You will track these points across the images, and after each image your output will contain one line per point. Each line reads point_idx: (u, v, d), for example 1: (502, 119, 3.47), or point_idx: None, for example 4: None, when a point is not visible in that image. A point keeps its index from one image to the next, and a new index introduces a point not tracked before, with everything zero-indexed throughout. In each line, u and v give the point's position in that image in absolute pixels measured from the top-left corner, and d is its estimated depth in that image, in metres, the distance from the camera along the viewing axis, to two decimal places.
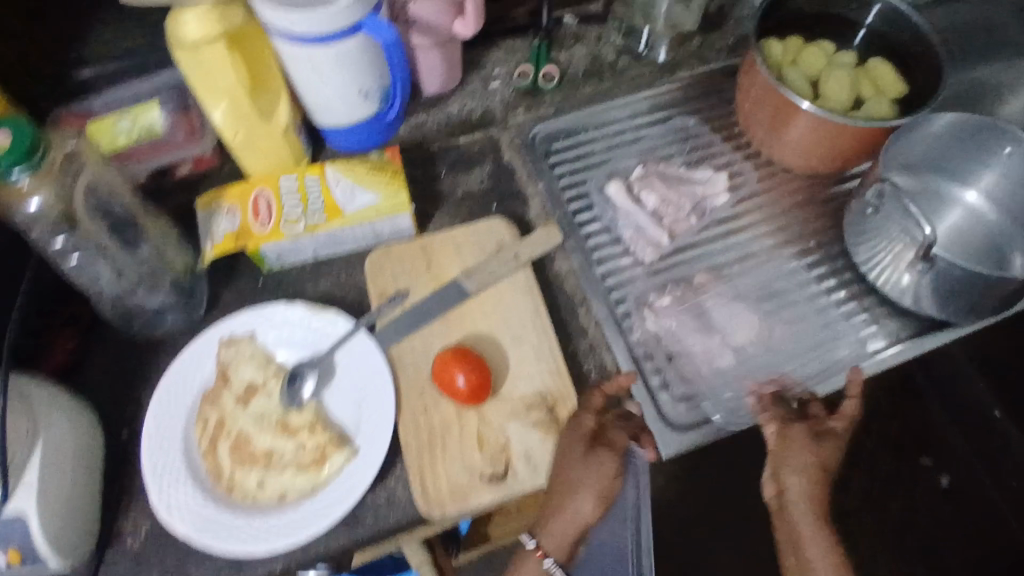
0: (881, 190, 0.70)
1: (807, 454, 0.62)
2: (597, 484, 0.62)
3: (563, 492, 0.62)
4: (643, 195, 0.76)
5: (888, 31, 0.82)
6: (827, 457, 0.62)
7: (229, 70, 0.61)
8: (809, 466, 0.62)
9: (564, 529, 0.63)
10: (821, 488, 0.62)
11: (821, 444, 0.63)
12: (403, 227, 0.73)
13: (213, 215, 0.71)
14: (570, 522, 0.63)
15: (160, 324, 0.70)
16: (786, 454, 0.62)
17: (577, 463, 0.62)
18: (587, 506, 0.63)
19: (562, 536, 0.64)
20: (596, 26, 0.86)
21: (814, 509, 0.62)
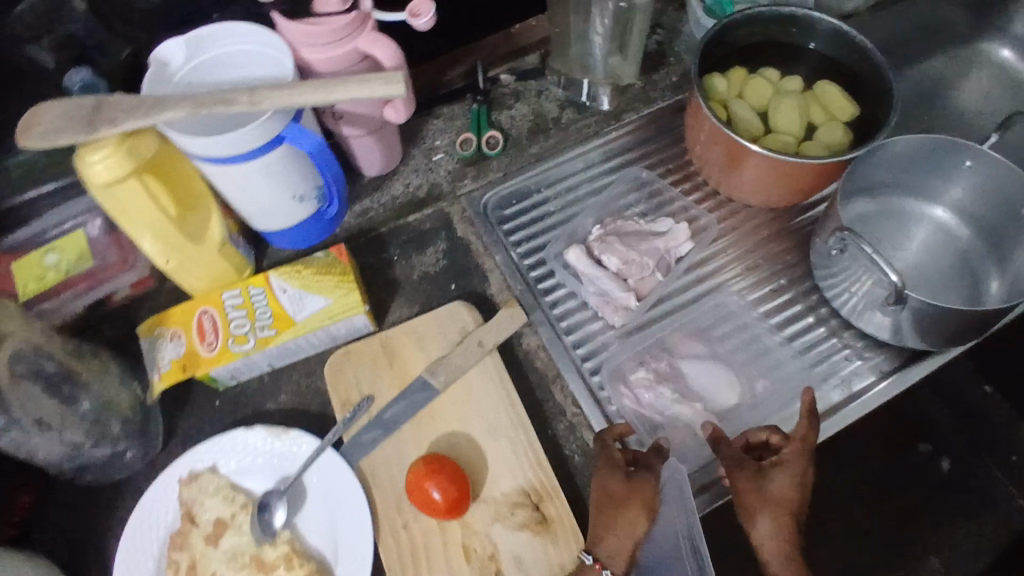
0: (841, 238, 0.67)
1: (762, 498, 0.60)
2: (644, 494, 0.59)
3: (618, 510, 0.59)
4: (604, 256, 0.73)
5: (834, 52, 0.79)
6: (786, 495, 0.59)
7: (149, 202, 0.57)
8: (766, 508, 0.59)
9: (624, 537, 0.58)
10: (790, 529, 0.59)
11: (777, 483, 0.60)
12: (359, 325, 0.69)
13: (156, 342, 0.67)
14: (628, 531, 0.58)
15: (117, 466, 0.66)
16: (747, 500, 0.60)
17: (621, 482, 0.60)
18: (643, 521, 0.59)
19: (620, 542, 0.58)
20: (535, 80, 0.83)
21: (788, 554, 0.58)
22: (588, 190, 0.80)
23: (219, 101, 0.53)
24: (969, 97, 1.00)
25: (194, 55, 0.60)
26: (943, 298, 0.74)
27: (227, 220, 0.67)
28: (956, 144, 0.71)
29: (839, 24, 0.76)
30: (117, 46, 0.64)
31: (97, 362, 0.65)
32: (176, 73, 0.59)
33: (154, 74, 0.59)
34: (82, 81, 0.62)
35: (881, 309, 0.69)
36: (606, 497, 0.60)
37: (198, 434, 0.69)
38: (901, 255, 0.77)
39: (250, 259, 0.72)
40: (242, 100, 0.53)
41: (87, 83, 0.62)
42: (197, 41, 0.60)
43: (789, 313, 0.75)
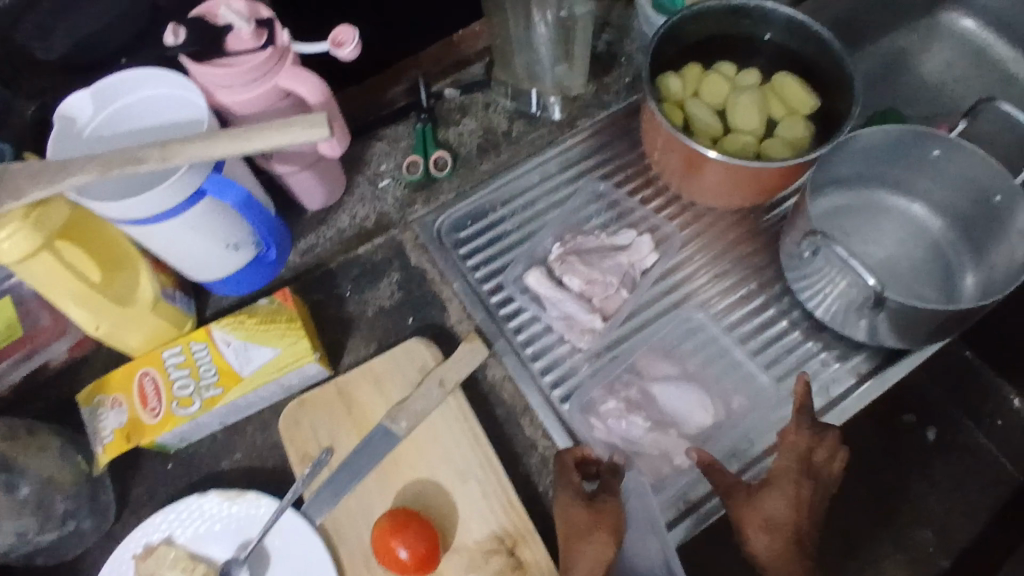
0: (814, 241, 0.63)
1: (762, 521, 0.57)
2: (609, 518, 0.57)
3: (582, 534, 0.56)
4: (566, 277, 0.70)
5: (788, 43, 0.76)
6: (785, 515, 0.57)
7: (67, 273, 0.53)
8: (767, 533, 0.57)
9: (593, 562, 0.55)
10: (792, 545, 0.56)
11: (773, 503, 0.57)
12: (313, 372, 0.66)
13: (96, 412, 0.63)
14: (597, 554, 0.55)
15: (66, 547, 0.61)
16: (742, 519, 0.58)
17: (583, 508, 0.57)
18: (611, 543, 0.56)
19: (589, 568, 0.55)
20: (481, 92, 0.79)
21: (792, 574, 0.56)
22: (546, 205, 0.76)
23: (128, 160, 0.49)
24: (932, 66, 0.96)
25: (102, 105, 0.55)
26: (919, 293, 0.72)
27: (159, 275, 0.63)
28: (922, 135, 0.68)
29: (793, 14, 0.72)
30: (20, 104, 0.59)
31: (34, 441, 0.60)
32: (87, 129, 0.55)
33: (61, 132, 0.54)
34: None
35: (857, 312, 0.66)
36: (572, 521, 0.57)
37: (151, 502, 0.65)
38: (874, 249, 0.74)
39: (190, 311, 0.67)
40: (153, 157, 0.49)
41: None
42: (103, 91, 0.54)
43: (762, 319, 0.72)
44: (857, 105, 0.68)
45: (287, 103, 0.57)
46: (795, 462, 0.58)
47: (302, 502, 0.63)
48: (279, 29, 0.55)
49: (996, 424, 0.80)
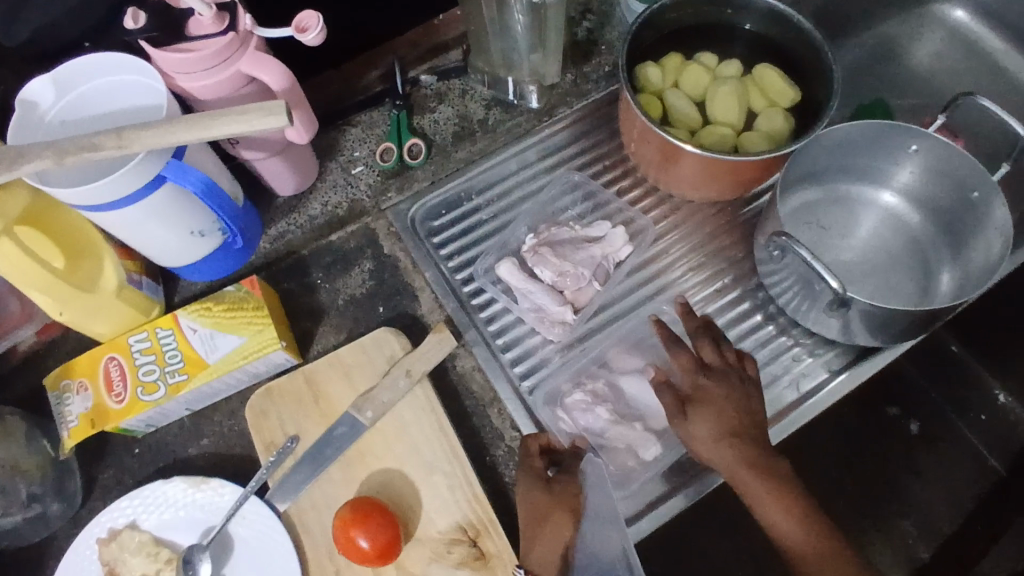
0: (779, 241, 0.63)
1: (705, 438, 0.58)
2: (569, 501, 0.58)
3: (542, 522, 0.57)
4: (538, 269, 0.68)
5: (769, 33, 0.75)
6: (714, 428, 0.58)
7: (26, 259, 0.53)
8: (710, 446, 0.58)
9: (551, 546, 0.57)
10: (738, 443, 0.57)
11: (702, 415, 0.59)
12: (280, 361, 0.66)
13: (62, 397, 0.63)
14: (555, 539, 0.57)
15: (33, 529, 0.62)
16: (690, 433, 0.59)
17: (544, 494, 0.58)
18: (569, 525, 0.57)
19: (550, 551, 0.57)
20: (458, 79, 0.79)
21: (748, 468, 0.56)
22: (520, 195, 0.75)
23: (84, 147, 0.48)
24: (923, 55, 0.94)
25: (63, 92, 0.54)
26: (895, 287, 0.71)
27: (124, 261, 0.63)
28: (897, 128, 0.67)
29: (774, 4, 0.71)
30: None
31: None
32: (48, 116, 0.54)
33: (22, 120, 0.53)
34: None
35: (828, 310, 0.65)
36: (535, 504, 0.58)
37: (118, 488, 0.65)
38: (850, 243, 0.74)
39: (157, 297, 0.67)
40: (109, 144, 0.48)
41: None
42: (63, 80, 0.54)
43: (736, 312, 0.72)
44: (834, 98, 0.67)
45: (250, 90, 0.57)
46: (704, 378, 0.60)
47: (267, 490, 0.64)
48: (240, 12, 0.53)
49: (979, 420, 0.80)
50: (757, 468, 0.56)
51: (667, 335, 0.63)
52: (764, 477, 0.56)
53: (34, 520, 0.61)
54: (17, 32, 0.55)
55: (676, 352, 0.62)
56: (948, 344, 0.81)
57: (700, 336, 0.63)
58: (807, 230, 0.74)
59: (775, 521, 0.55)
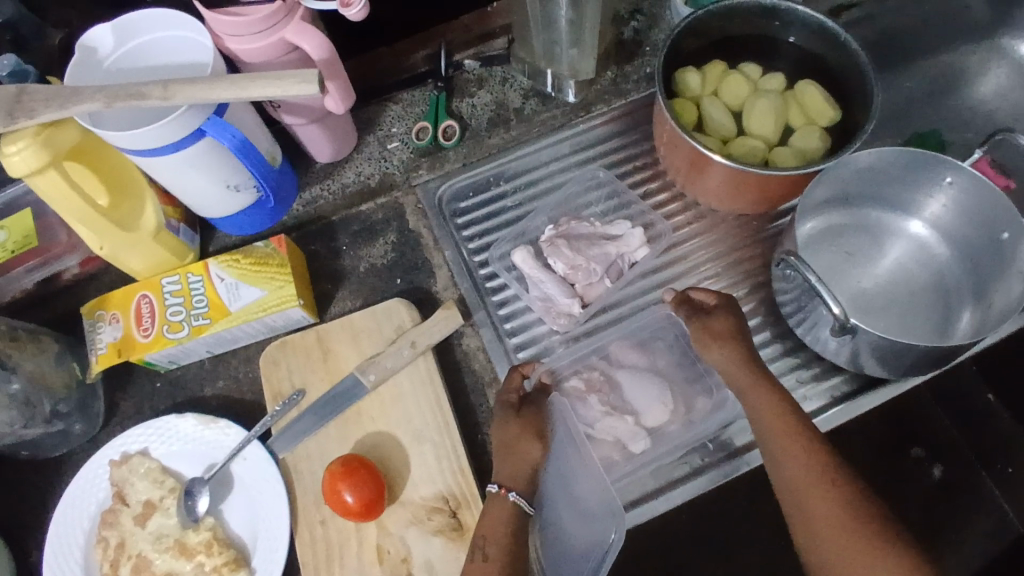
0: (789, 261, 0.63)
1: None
2: (536, 423, 0.61)
3: (512, 445, 0.59)
4: (551, 259, 0.70)
5: (818, 51, 0.74)
6: (785, 430, 0.57)
7: (72, 192, 0.58)
8: (715, 344, 0.62)
9: (521, 464, 0.59)
10: (740, 345, 0.61)
11: (716, 318, 0.63)
12: (297, 317, 0.69)
13: (97, 325, 0.68)
14: (525, 459, 0.59)
15: (58, 443, 0.67)
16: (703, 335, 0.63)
17: (512, 419, 0.60)
18: (537, 448, 0.59)
19: (519, 469, 0.58)
20: (501, 67, 0.80)
21: (742, 363, 0.60)
22: (547, 187, 0.77)
23: (132, 95, 0.53)
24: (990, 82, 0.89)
25: (123, 41, 0.60)
26: (911, 321, 0.70)
27: (166, 206, 0.67)
28: (927, 157, 0.66)
29: (822, 19, 0.70)
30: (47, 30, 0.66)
31: (32, 344, 0.65)
32: (107, 61, 0.59)
33: (81, 60, 0.59)
34: (11, 68, 0.60)
35: (836, 336, 0.64)
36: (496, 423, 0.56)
37: (137, 416, 0.70)
38: (873, 271, 0.73)
39: (193, 244, 0.72)
40: (155, 94, 0.53)
41: (16, 68, 0.61)
42: (123, 26, 0.59)
43: None
44: (869, 125, 0.65)
45: (292, 57, 0.60)
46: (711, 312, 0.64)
47: (269, 436, 0.67)
48: None
49: (1006, 474, 0.76)
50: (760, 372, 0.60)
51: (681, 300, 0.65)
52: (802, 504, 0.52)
53: (56, 435, 0.67)
54: None
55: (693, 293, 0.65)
56: (984, 393, 0.79)
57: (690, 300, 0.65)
58: (830, 253, 0.73)
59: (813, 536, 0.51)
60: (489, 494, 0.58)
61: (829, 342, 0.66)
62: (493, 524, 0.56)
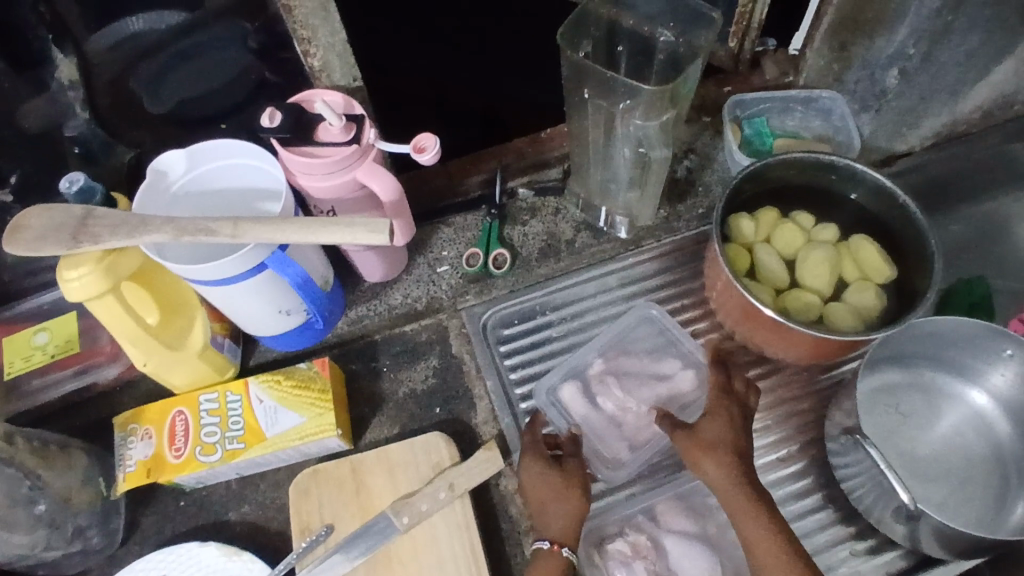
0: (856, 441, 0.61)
1: (719, 464, 0.57)
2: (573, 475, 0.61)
3: (548, 497, 0.60)
4: (600, 397, 0.67)
5: (874, 207, 0.74)
6: (766, 546, 0.54)
7: (126, 314, 0.57)
8: (712, 465, 0.58)
9: (560, 516, 0.60)
10: (735, 463, 0.58)
11: (715, 427, 0.60)
12: (332, 445, 0.67)
13: (128, 439, 0.66)
14: (568, 511, 0.60)
15: (73, 564, 0.64)
16: (711, 432, 0.59)
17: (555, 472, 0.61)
18: (579, 499, 0.60)
19: (567, 523, 0.59)
20: (554, 197, 0.82)
21: (737, 478, 0.57)
22: (594, 320, 0.75)
23: (202, 231, 0.53)
24: None
25: (193, 166, 0.60)
26: (969, 495, 0.67)
27: (213, 323, 0.67)
28: (992, 331, 0.65)
29: (882, 180, 0.70)
30: None
31: (62, 458, 0.63)
32: (175, 185, 0.60)
33: (151, 184, 0.58)
34: (78, 186, 0.60)
35: (895, 514, 0.61)
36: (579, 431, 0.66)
37: (157, 536, 0.67)
38: (928, 437, 0.70)
39: (235, 359, 0.70)
40: (224, 231, 0.53)
41: (84, 186, 0.60)
42: (195, 154, 0.59)
43: (796, 487, 0.68)
44: (929, 294, 0.64)
45: (359, 194, 0.61)
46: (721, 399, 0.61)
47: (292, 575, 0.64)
48: (367, 127, 0.58)
49: None
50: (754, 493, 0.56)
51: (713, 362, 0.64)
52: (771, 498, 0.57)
53: (73, 556, 0.64)
54: (165, 100, 0.72)
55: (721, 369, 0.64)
56: None
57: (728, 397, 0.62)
58: (884, 415, 0.71)
59: (757, 545, 0.55)
60: (539, 549, 0.59)
61: (890, 523, 0.62)
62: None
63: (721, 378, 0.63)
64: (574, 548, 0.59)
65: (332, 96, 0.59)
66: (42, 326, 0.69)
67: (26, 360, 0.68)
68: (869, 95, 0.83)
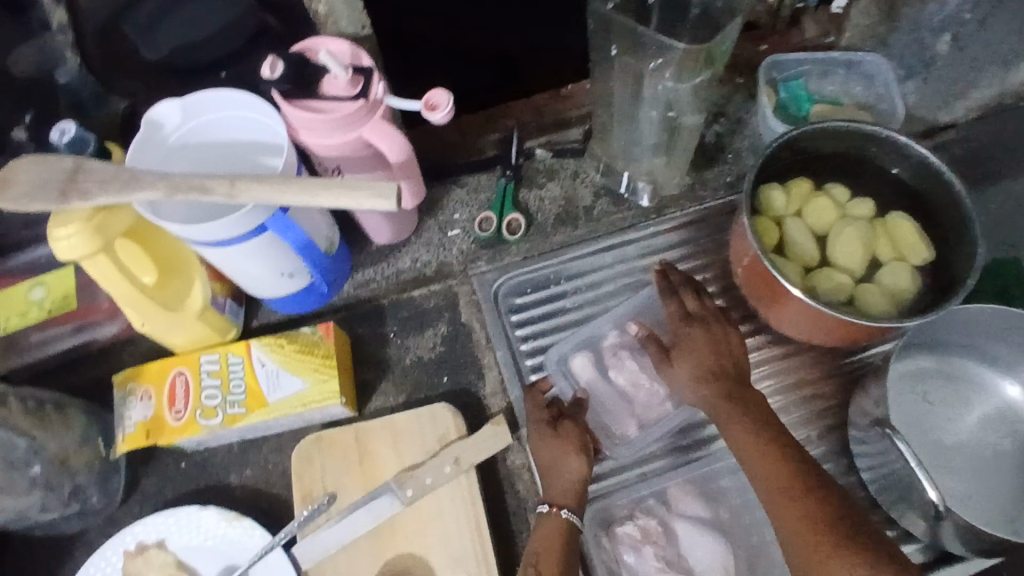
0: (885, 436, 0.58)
1: (691, 383, 0.59)
2: (574, 436, 0.59)
3: (554, 462, 0.59)
4: (612, 370, 0.64)
5: (917, 182, 0.69)
6: (763, 462, 0.54)
7: (119, 274, 0.54)
8: (692, 390, 0.59)
9: (567, 480, 0.58)
10: (710, 384, 0.58)
11: (683, 363, 0.60)
12: (336, 413, 0.65)
13: (127, 399, 0.64)
14: (569, 473, 0.58)
15: (71, 524, 0.64)
16: (686, 350, 0.60)
17: (553, 437, 0.59)
18: (581, 462, 0.58)
19: (566, 484, 0.58)
20: (573, 159, 0.77)
21: (714, 392, 0.58)
22: (610, 291, 0.72)
23: (197, 189, 0.49)
24: None
25: (189, 118, 0.56)
26: (994, 488, 0.64)
27: (213, 283, 0.64)
28: None
29: (926, 155, 0.65)
30: None
31: (59, 418, 0.62)
32: (170, 137, 0.56)
33: (145, 136, 0.55)
34: (69, 137, 0.58)
35: (914, 509, 0.59)
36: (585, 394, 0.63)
37: (158, 498, 0.66)
38: (954, 427, 0.67)
39: (237, 320, 0.68)
40: (221, 191, 0.49)
41: (74, 136, 0.58)
42: (191, 104, 0.56)
43: None
44: (970, 278, 0.60)
45: (367, 153, 0.57)
46: (685, 326, 0.61)
47: (294, 542, 0.63)
48: (375, 80, 0.54)
49: None
50: (743, 407, 0.57)
51: (664, 284, 0.65)
52: (768, 417, 0.57)
53: (72, 515, 0.63)
54: None
55: (686, 292, 0.64)
56: None
57: (703, 314, 0.62)
58: (910, 402, 0.68)
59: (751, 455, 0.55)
60: (540, 514, 0.57)
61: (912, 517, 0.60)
62: (548, 541, 0.56)
63: (677, 308, 0.63)
64: (574, 510, 0.57)
65: (339, 45, 0.54)
66: (37, 280, 0.66)
67: (23, 316, 0.66)
68: (917, 60, 0.77)
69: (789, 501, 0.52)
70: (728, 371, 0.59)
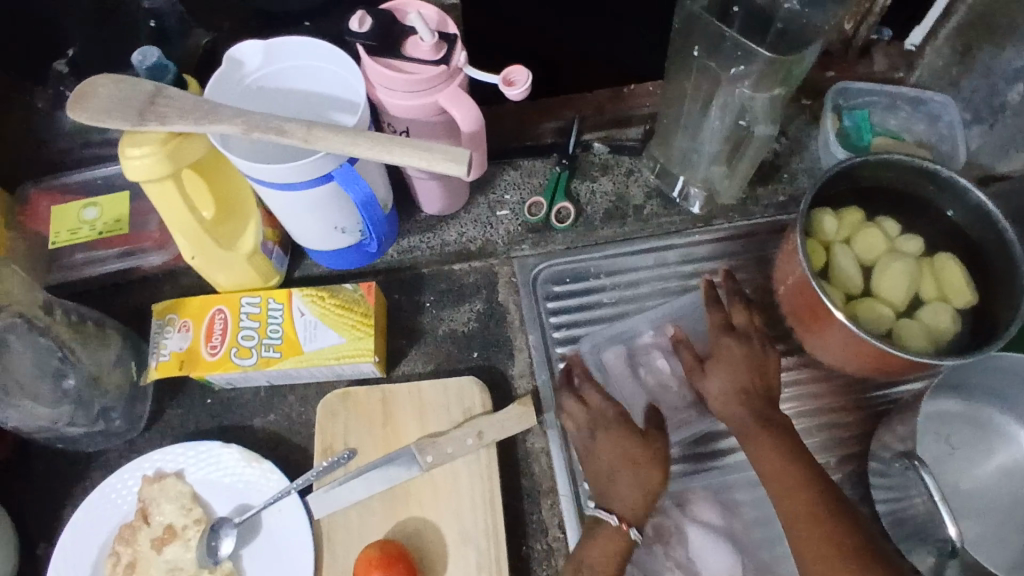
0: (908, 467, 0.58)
1: (721, 396, 0.59)
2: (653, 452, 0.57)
3: (619, 472, 0.57)
4: (643, 368, 0.66)
5: (969, 228, 0.69)
6: (787, 486, 0.54)
7: (181, 202, 0.55)
8: (723, 404, 0.59)
9: (636, 490, 0.56)
10: (740, 399, 0.58)
11: (718, 375, 0.59)
12: (366, 371, 0.66)
13: (165, 328, 0.65)
14: (642, 484, 0.56)
15: (94, 443, 0.65)
16: (724, 362, 0.60)
17: (633, 444, 0.57)
18: (659, 477, 0.57)
19: (635, 495, 0.56)
20: (629, 158, 0.78)
21: (744, 407, 0.58)
22: (649, 291, 0.72)
23: (273, 129, 0.50)
24: None
25: (269, 62, 0.57)
26: (1009, 536, 0.64)
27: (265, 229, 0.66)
28: None
29: (983, 201, 0.65)
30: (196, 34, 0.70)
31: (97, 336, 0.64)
32: (248, 78, 0.57)
33: (225, 73, 0.56)
34: (150, 62, 0.58)
35: (926, 546, 0.59)
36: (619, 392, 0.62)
37: (180, 429, 0.67)
38: (975, 471, 0.67)
39: (281, 268, 0.69)
40: (297, 134, 0.50)
41: (155, 63, 0.58)
42: (273, 49, 0.57)
43: None
44: (1011, 329, 0.60)
45: (437, 120, 0.58)
46: (725, 336, 0.61)
47: (309, 492, 0.64)
48: (458, 49, 0.55)
49: None
50: (770, 428, 0.57)
51: (711, 294, 0.64)
52: (798, 443, 0.56)
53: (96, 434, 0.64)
54: None
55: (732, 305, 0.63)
56: None
57: (747, 328, 0.62)
58: (933, 443, 0.68)
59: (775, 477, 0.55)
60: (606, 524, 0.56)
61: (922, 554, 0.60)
62: (607, 555, 0.55)
63: (720, 318, 0.62)
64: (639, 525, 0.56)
65: (427, 10, 0.55)
66: (92, 201, 0.67)
67: (72, 233, 0.66)
68: (984, 105, 0.76)
69: (809, 528, 0.52)
70: (761, 391, 0.59)
